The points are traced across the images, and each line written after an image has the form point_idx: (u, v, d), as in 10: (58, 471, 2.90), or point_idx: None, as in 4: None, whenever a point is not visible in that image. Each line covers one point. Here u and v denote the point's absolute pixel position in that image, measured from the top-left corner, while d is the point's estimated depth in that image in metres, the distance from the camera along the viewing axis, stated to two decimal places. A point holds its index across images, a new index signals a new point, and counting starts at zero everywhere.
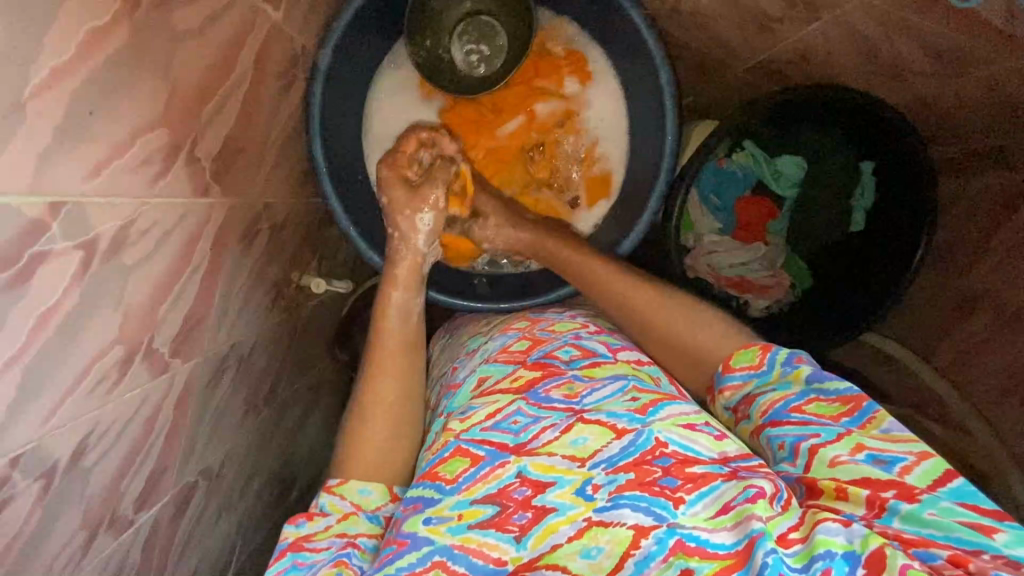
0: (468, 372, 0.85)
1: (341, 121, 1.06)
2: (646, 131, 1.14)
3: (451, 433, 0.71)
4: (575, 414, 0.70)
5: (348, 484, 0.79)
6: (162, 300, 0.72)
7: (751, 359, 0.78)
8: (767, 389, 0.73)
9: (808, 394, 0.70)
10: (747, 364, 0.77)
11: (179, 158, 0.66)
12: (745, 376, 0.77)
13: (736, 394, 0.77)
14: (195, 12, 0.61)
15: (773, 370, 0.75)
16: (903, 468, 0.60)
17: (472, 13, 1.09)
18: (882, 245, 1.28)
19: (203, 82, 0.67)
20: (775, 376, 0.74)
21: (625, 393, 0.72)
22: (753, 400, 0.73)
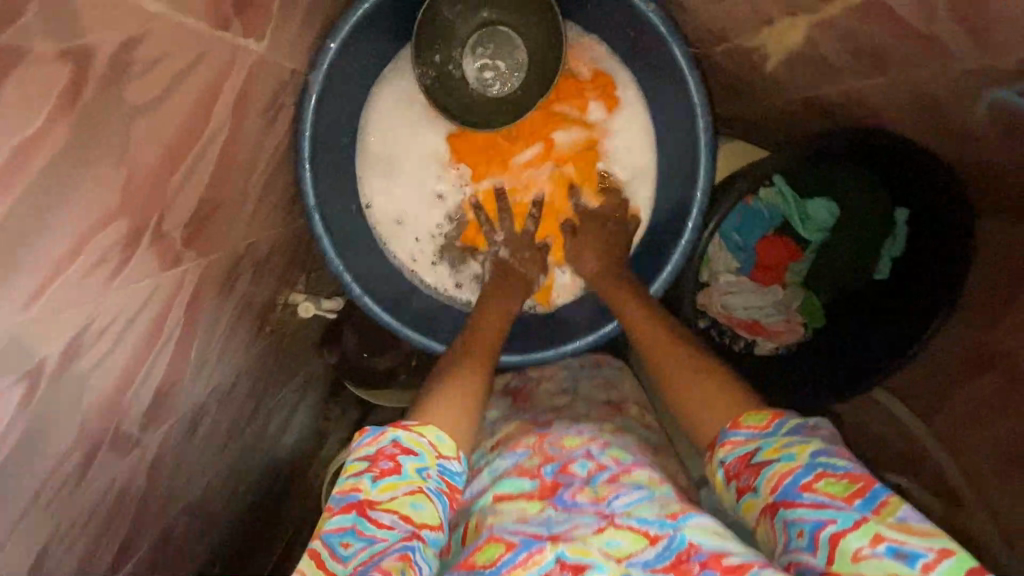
0: (479, 489, 0.77)
1: (339, 144, 0.95)
2: (676, 172, 1.02)
3: (485, 526, 0.67)
4: (606, 518, 0.65)
5: (425, 427, 0.72)
6: (128, 386, 0.65)
7: (759, 418, 0.68)
8: (772, 456, 0.64)
9: (815, 468, 0.61)
10: (754, 423, 0.68)
11: (144, 241, 0.57)
12: (750, 436, 0.67)
13: (737, 451, 0.67)
14: (156, 78, 0.50)
15: (779, 435, 0.65)
16: (925, 565, 0.53)
17: (489, 25, 1.00)
18: (905, 301, 1.21)
19: (174, 149, 0.56)
20: (783, 443, 0.64)
21: (654, 500, 0.68)
22: (757, 469, 0.64)
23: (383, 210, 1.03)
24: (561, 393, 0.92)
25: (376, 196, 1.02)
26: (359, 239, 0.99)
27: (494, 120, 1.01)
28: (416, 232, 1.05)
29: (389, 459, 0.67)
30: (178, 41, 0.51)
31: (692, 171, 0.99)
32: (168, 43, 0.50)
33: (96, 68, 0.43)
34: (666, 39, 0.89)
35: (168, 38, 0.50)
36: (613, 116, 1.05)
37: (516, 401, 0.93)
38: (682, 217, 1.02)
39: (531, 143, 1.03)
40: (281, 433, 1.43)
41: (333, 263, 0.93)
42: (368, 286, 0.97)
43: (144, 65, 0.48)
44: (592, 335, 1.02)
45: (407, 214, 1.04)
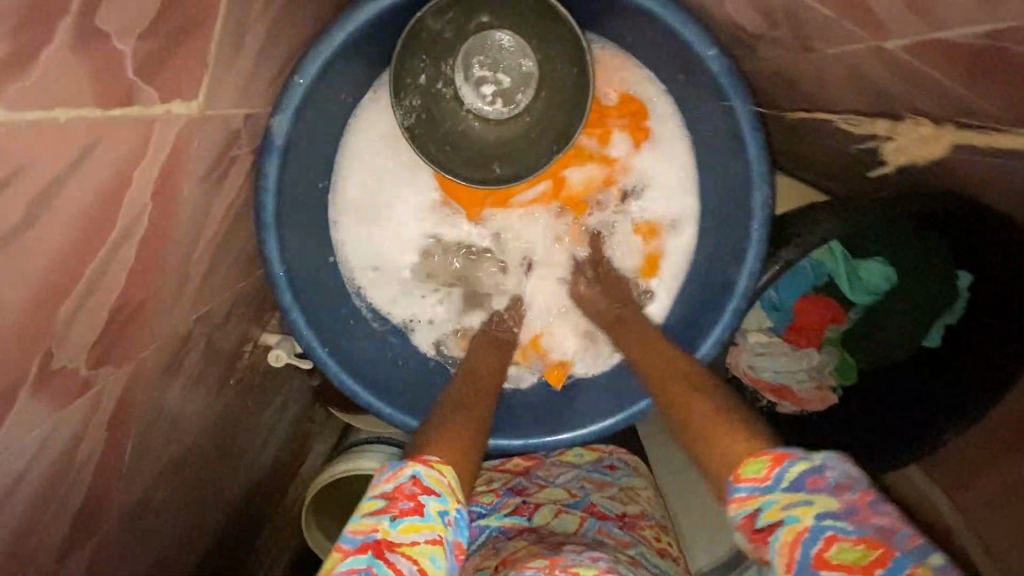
0: None
1: (313, 189, 0.79)
2: (717, 233, 0.82)
3: None
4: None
5: (446, 464, 0.55)
6: (27, 534, 0.52)
7: (756, 466, 0.48)
8: (773, 519, 0.44)
9: (824, 532, 0.42)
10: (753, 475, 0.47)
11: (23, 394, 0.42)
12: (751, 493, 0.47)
13: (738, 512, 0.47)
14: (12, 204, 0.34)
15: (781, 491, 0.45)
16: None
17: (489, 28, 0.80)
18: (949, 377, 1.06)
19: (59, 275, 0.41)
20: (787, 499, 0.44)
21: None
22: (762, 539, 0.44)
23: (363, 257, 0.87)
24: (567, 500, 0.82)
25: (355, 240, 0.86)
26: (334, 296, 0.84)
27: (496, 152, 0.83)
28: (401, 282, 0.89)
29: (409, 498, 0.50)
30: (40, 147, 0.35)
31: (734, 245, 0.79)
32: (21, 156, 0.34)
33: None
34: (726, 91, 0.70)
35: (20, 148, 0.33)
36: (643, 152, 0.85)
37: (515, 500, 0.83)
38: (719, 295, 0.81)
39: (541, 182, 0.88)
40: (261, 462, 1.32)
41: (301, 333, 0.78)
42: (341, 354, 0.83)
43: None
44: (608, 422, 0.87)
45: (393, 261, 0.88)
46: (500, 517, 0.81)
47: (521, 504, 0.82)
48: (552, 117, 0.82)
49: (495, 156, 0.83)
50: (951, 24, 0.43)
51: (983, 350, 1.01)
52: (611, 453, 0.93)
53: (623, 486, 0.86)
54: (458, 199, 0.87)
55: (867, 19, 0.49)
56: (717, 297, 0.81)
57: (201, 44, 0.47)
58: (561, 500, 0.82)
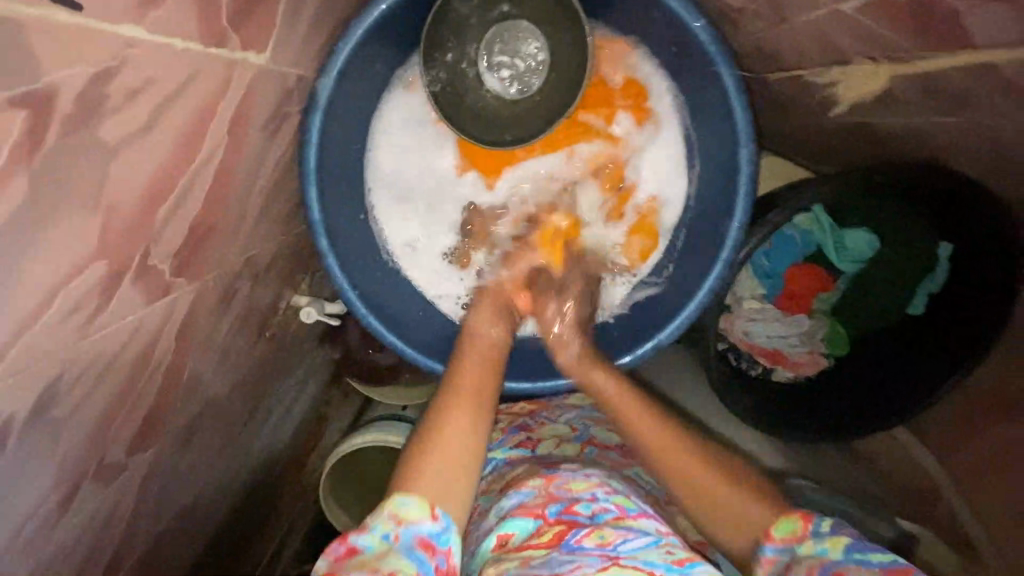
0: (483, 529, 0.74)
1: (349, 150, 0.89)
2: (710, 196, 0.90)
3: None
4: (611, 558, 0.63)
5: (387, 498, 0.64)
6: (113, 419, 0.62)
7: (787, 526, 0.63)
8: (810, 561, 0.60)
9: (854, 562, 0.58)
10: (785, 532, 0.63)
11: (126, 280, 0.52)
12: (784, 549, 0.62)
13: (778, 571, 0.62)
14: (139, 110, 0.44)
15: (810, 537, 0.62)
16: None
17: (509, 18, 0.89)
18: (931, 342, 1.13)
19: (163, 180, 0.50)
20: (815, 543, 0.61)
21: (659, 546, 0.66)
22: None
23: (391, 222, 0.97)
24: (569, 433, 0.92)
25: (385, 205, 0.96)
26: (366, 249, 0.94)
27: (510, 130, 0.92)
28: (427, 245, 0.99)
29: (346, 540, 0.61)
30: (163, 66, 0.45)
31: (724, 203, 0.88)
32: (150, 70, 0.43)
33: (61, 108, 0.37)
34: (714, 59, 0.79)
35: (150, 62, 0.43)
36: (644, 129, 0.94)
37: (522, 436, 0.92)
38: (711, 249, 0.89)
39: (549, 153, 0.97)
40: (285, 428, 1.41)
41: (335, 278, 0.87)
42: (372, 301, 0.92)
43: (122, 98, 0.42)
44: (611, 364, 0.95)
45: (419, 225, 0.98)
46: (505, 449, 0.90)
47: (525, 438, 0.91)
48: (558, 96, 0.90)
49: (508, 125, 0.92)
50: None
51: (966, 317, 1.06)
52: None
53: None
54: (477, 168, 0.97)
55: None
56: (708, 254, 0.89)
57: (273, 5, 0.58)
58: (562, 434, 0.92)
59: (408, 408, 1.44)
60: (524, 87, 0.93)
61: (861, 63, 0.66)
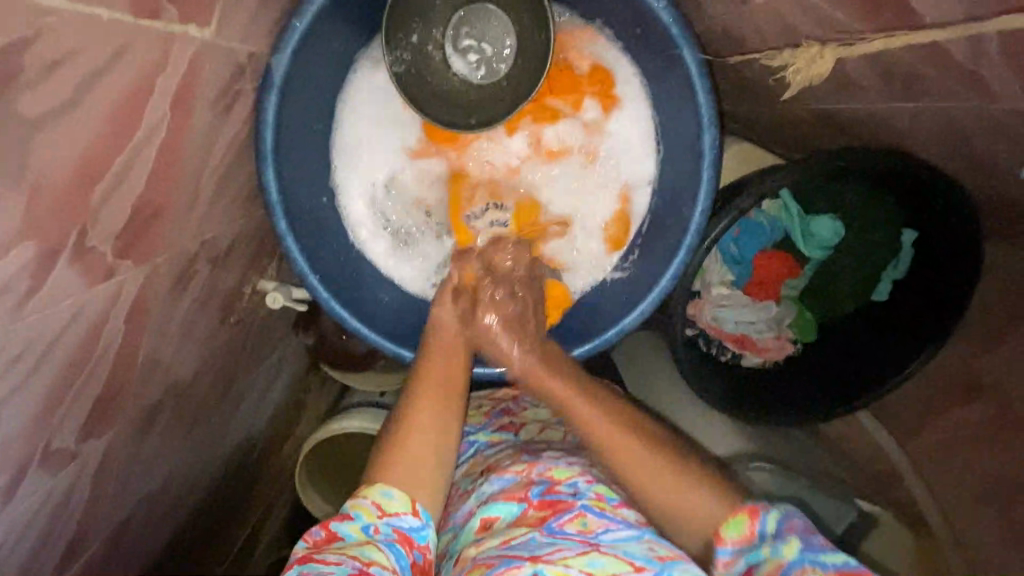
0: (466, 511, 0.76)
1: (309, 130, 0.86)
2: (678, 180, 0.89)
3: (469, 557, 0.66)
4: (591, 544, 0.64)
5: (371, 488, 0.67)
6: (58, 405, 0.61)
7: (738, 527, 0.65)
8: (762, 562, 0.62)
9: (804, 563, 0.60)
10: (735, 535, 0.64)
11: (61, 261, 0.50)
12: (736, 553, 0.64)
13: (731, 571, 0.64)
14: (59, 84, 0.42)
15: (764, 541, 0.63)
16: None
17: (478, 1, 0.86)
18: (898, 326, 1.15)
19: (95, 159, 0.49)
20: (768, 547, 0.62)
21: (642, 540, 0.67)
22: None
23: (354, 206, 0.95)
24: (552, 419, 0.95)
25: (349, 191, 0.94)
26: (330, 233, 0.92)
27: (473, 117, 0.89)
28: (395, 234, 0.97)
29: (325, 526, 0.63)
30: (87, 36, 0.43)
31: (690, 186, 0.87)
32: (71, 41, 0.42)
33: None
34: (676, 40, 0.78)
35: (70, 34, 0.41)
36: (611, 116, 0.92)
37: (505, 422, 0.96)
38: (678, 234, 0.89)
39: (507, 170, 0.96)
40: (258, 415, 1.40)
41: (295, 259, 0.85)
42: (337, 286, 0.91)
43: (39, 69, 0.40)
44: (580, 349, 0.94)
45: (389, 214, 0.97)
46: (487, 432, 0.93)
47: (509, 423, 0.95)
48: (524, 82, 0.87)
49: (473, 110, 0.89)
50: None
51: (936, 299, 1.09)
52: None
53: None
54: (443, 153, 0.96)
55: None
56: (674, 241, 0.89)
57: None
58: (545, 418, 0.96)
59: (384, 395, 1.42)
60: (492, 72, 0.90)
61: (811, 45, 0.64)
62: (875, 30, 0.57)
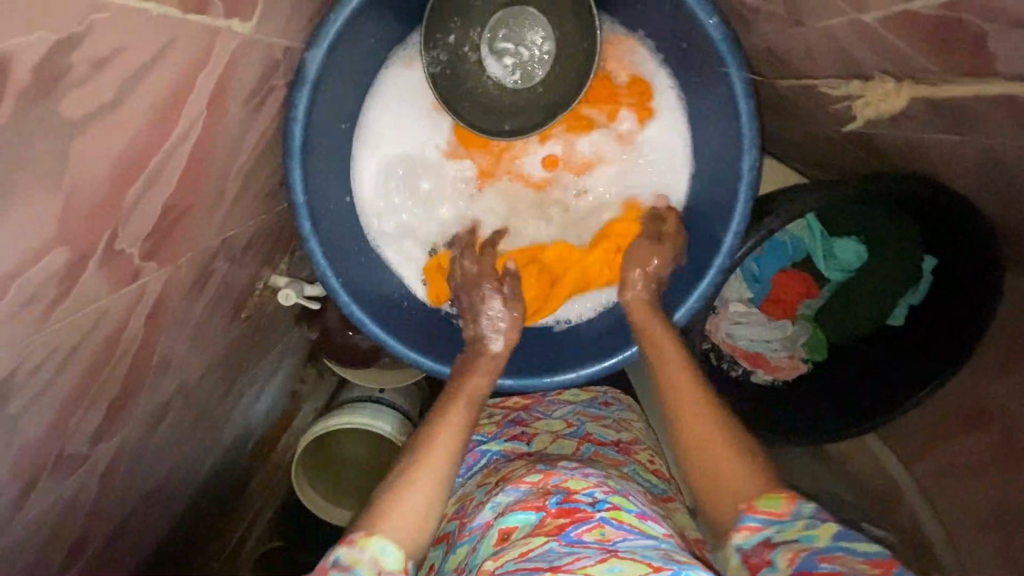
0: (482, 520, 0.75)
1: (336, 128, 0.83)
2: (714, 198, 0.87)
3: (486, 572, 0.63)
4: (609, 550, 0.62)
5: (368, 538, 0.60)
6: (74, 411, 0.58)
7: (774, 502, 0.61)
8: (790, 537, 0.58)
9: (835, 549, 0.56)
10: (769, 509, 0.60)
11: (91, 266, 0.47)
12: (766, 523, 0.60)
13: (754, 538, 0.60)
14: (105, 83, 0.39)
15: (798, 519, 0.59)
16: None
17: (518, 4, 0.84)
18: (916, 351, 1.13)
19: (133, 159, 0.46)
20: (801, 524, 0.58)
21: (658, 547, 0.64)
22: (775, 549, 0.58)
23: (375, 207, 0.91)
24: (564, 429, 0.92)
25: (378, 196, 0.91)
26: (353, 237, 0.89)
27: (506, 123, 0.86)
28: (429, 245, 0.95)
29: None
30: (137, 33, 0.40)
31: (723, 207, 0.85)
32: (122, 39, 0.39)
33: (16, 80, 0.32)
34: (724, 59, 0.75)
35: (121, 32, 0.39)
36: (646, 129, 0.90)
37: (516, 430, 0.94)
38: (706, 254, 0.87)
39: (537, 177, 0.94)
40: (256, 409, 1.36)
41: (317, 261, 0.82)
42: (362, 294, 0.88)
43: (87, 68, 0.37)
44: (596, 365, 0.92)
45: (411, 218, 0.94)
46: (499, 441, 0.92)
47: (520, 432, 0.92)
48: (561, 89, 0.85)
49: (507, 116, 0.87)
50: None
51: (949, 323, 1.08)
52: (606, 393, 1.05)
53: (616, 418, 0.98)
54: (473, 159, 0.93)
55: None
56: (703, 260, 0.87)
57: None
58: (557, 429, 0.93)
59: (384, 391, 1.39)
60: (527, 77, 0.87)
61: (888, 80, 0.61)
62: (953, 75, 0.55)
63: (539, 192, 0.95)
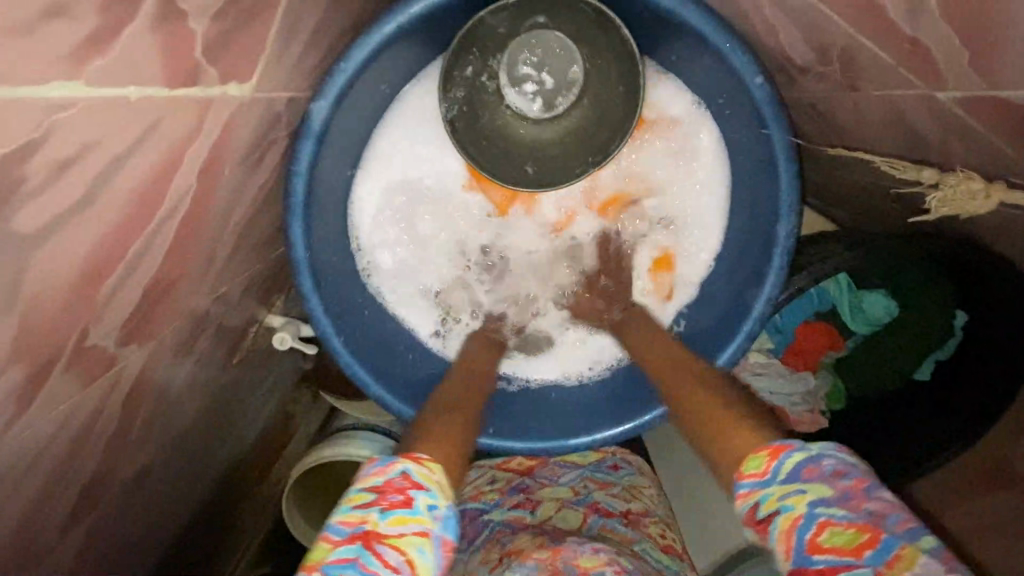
0: None
1: (342, 176, 0.77)
2: (747, 253, 0.80)
3: None
4: None
5: (437, 463, 0.51)
6: (41, 506, 0.52)
7: (755, 462, 0.47)
8: (773, 507, 0.44)
9: (817, 518, 0.41)
10: (750, 473, 0.47)
11: (56, 372, 0.41)
12: (748, 489, 0.46)
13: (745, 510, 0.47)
14: (72, 188, 0.33)
15: (778, 483, 0.45)
16: None
17: (541, 30, 0.77)
18: (941, 409, 1.06)
19: (109, 255, 0.40)
20: (782, 491, 0.44)
21: None
22: (763, 527, 0.44)
23: (378, 249, 0.84)
24: (570, 497, 0.87)
25: (384, 241, 0.84)
26: (356, 289, 0.83)
27: (526, 163, 0.81)
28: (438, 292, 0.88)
29: (399, 491, 0.46)
30: (112, 122, 0.34)
31: (757, 267, 0.79)
32: (89, 134, 0.33)
33: None
34: (765, 120, 0.70)
35: (89, 127, 0.33)
36: (676, 171, 0.84)
37: (520, 497, 0.87)
38: (733, 317, 0.81)
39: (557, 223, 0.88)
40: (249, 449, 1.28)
41: (317, 318, 0.77)
42: (365, 353, 0.82)
43: (48, 173, 0.31)
44: (611, 431, 0.85)
45: (419, 261, 0.87)
46: (504, 509, 0.85)
47: (524, 500, 0.86)
48: (589, 121, 0.80)
49: (527, 155, 0.81)
50: (1005, 80, 0.44)
51: (976, 387, 1.03)
52: (615, 454, 0.98)
53: (625, 485, 0.91)
54: (487, 194, 0.86)
55: (922, 66, 0.50)
56: (730, 325, 0.81)
57: (259, 26, 0.47)
58: (563, 497, 0.87)
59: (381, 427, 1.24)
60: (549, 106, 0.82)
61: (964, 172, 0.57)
62: None
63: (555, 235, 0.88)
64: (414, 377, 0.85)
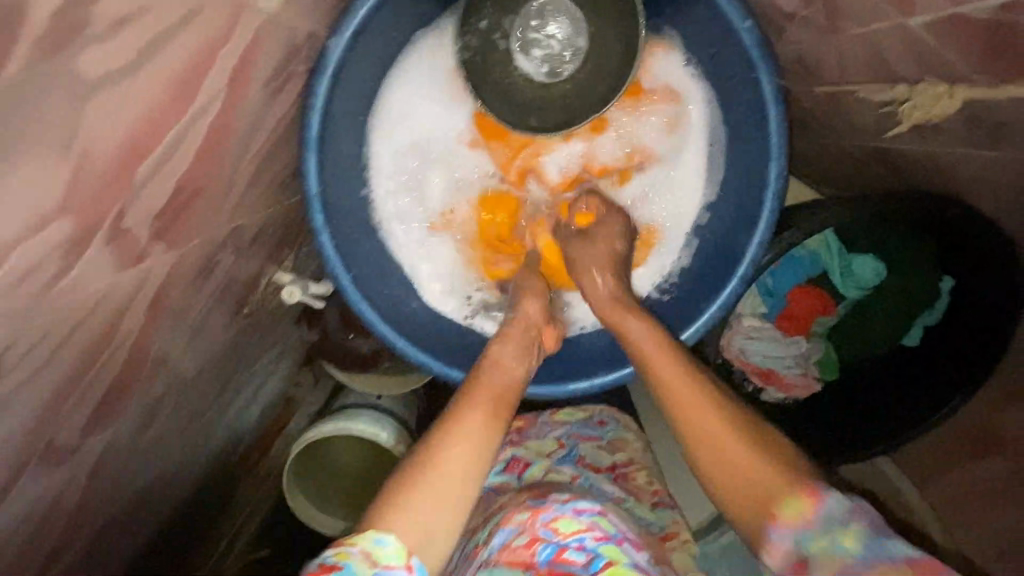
0: None
1: (353, 120, 0.81)
2: (738, 202, 0.85)
3: None
4: None
5: (360, 534, 0.51)
6: (65, 398, 0.54)
7: (796, 506, 0.54)
8: (826, 554, 0.51)
9: (870, 557, 0.49)
10: (794, 518, 0.53)
11: (95, 243, 0.44)
12: (791, 536, 0.53)
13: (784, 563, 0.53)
14: (122, 48, 0.38)
15: (826, 530, 0.52)
16: None
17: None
18: (929, 371, 1.08)
19: (146, 132, 0.44)
20: (830, 535, 0.51)
21: None
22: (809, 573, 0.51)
23: (389, 201, 0.88)
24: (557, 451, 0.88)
25: (397, 198, 0.89)
26: (364, 233, 0.86)
27: (530, 121, 0.85)
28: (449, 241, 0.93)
29: None
30: None
31: (746, 217, 0.83)
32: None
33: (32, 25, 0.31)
34: (754, 62, 0.74)
35: None
36: (673, 137, 0.89)
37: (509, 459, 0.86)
38: (723, 265, 0.86)
39: (557, 177, 0.92)
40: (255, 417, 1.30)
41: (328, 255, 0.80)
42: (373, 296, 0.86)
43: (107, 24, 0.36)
44: (607, 375, 0.88)
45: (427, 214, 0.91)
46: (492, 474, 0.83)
47: (512, 462, 0.85)
48: (593, 86, 0.84)
49: (530, 112, 0.85)
50: None
51: (960, 351, 1.04)
52: (602, 410, 0.98)
53: (611, 438, 0.92)
54: (490, 151, 0.91)
55: None
56: (721, 275, 0.85)
57: None
58: (550, 451, 0.88)
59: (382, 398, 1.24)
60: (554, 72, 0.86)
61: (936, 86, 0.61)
62: None
63: (552, 190, 0.92)
64: (420, 325, 0.90)
